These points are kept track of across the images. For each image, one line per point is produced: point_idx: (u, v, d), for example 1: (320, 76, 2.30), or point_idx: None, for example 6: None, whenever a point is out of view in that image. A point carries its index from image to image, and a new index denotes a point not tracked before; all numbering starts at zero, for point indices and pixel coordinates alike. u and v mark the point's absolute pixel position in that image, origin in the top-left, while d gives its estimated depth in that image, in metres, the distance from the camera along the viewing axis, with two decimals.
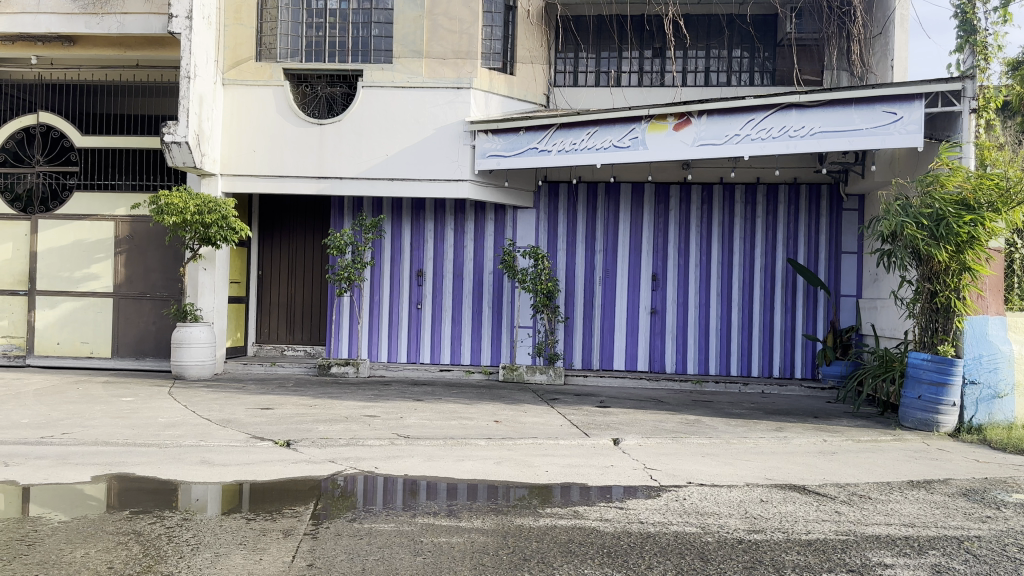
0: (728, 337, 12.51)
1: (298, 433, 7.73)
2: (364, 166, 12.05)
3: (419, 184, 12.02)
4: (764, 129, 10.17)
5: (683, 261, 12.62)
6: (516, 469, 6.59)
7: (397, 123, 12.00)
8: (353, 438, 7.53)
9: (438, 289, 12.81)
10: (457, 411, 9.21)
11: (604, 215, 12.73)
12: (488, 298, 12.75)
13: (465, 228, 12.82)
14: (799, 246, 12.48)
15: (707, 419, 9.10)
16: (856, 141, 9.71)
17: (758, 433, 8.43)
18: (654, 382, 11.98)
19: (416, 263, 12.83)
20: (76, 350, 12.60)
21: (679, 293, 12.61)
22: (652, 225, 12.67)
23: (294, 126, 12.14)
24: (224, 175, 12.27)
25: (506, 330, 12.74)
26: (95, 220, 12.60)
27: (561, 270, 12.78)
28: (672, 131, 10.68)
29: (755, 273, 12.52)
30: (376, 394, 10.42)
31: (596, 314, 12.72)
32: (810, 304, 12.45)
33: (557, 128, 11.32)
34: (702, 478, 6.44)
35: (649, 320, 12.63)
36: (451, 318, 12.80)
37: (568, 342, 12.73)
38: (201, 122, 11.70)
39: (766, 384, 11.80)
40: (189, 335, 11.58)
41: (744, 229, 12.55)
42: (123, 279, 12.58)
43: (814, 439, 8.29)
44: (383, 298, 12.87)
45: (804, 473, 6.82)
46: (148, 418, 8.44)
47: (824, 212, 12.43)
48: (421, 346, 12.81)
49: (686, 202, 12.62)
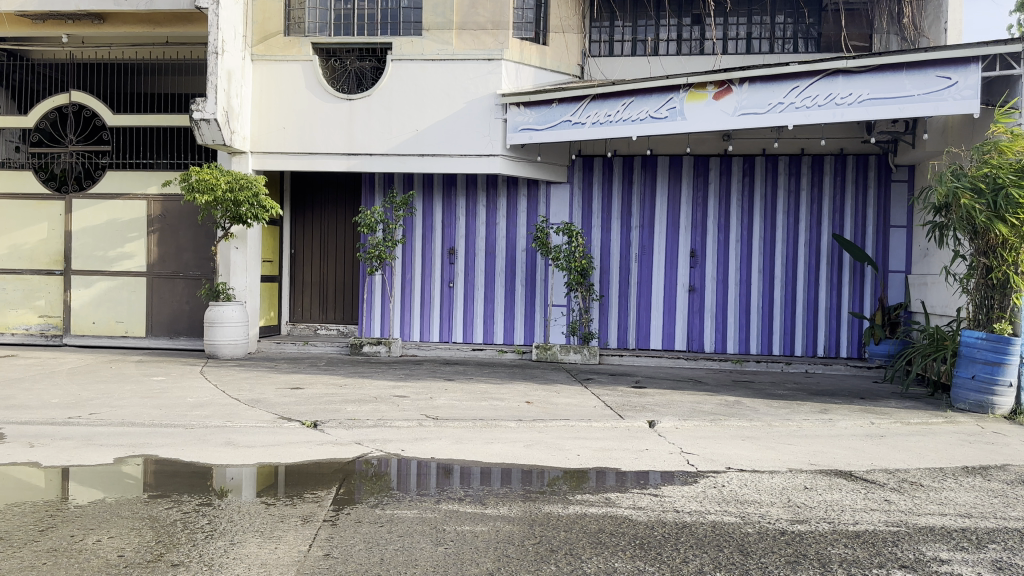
0: (770, 315, 12.09)
1: (326, 414, 7.59)
2: (394, 141, 11.83)
3: (449, 160, 11.75)
4: (809, 97, 9.69)
5: (722, 237, 12.20)
6: (547, 452, 6.35)
7: (427, 97, 11.74)
8: (381, 419, 7.36)
9: (470, 267, 12.59)
10: (488, 392, 8.99)
11: (640, 190, 12.35)
12: (521, 276, 12.49)
13: (498, 204, 12.54)
14: (845, 219, 11.97)
15: (747, 400, 8.76)
16: (907, 107, 9.19)
17: (802, 415, 8.07)
18: (692, 362, 11.64)
19: (447, 241, 12.61)
20: (111, 329, 12.67)
21: (719, 270, 12.21)
22: (690, 200, 12.26)
23: (323, 101, 11.95)
24: (253, 153, 12.15)
25: (540, 309, 12.48)
26: (127, 199, 12.59)
27: (596, 247, 12.45)
28: (711, 100, 10.25)
29: (799, 248, 12.05)
30: (406, 373, 10.25)
31: (632, 292, 12.38)
32: (856, 280, 11.97)
33: (591, 99, 10.96)
34: (741, 463, 6.13)
35: (687, 298, 12.27)
36: (484, 296, 12.58)
37: (604, 321, 12.43)
38: (230, 98, 11.56)
39: (809, 363, 11.38)
40: (222, 314, 11.52)
41: (787, 203, 12.08)
42: (156, 258, 12.58)
43: (860, 421, 7.91)
44: (415, 277, 12.69)
45: (850, 458, 6.46)
46: (177, 398, 8.38)
47: (872, 183, 11.90)
48: (453, 324, 12.62)
49: (726, 174, 12.17)
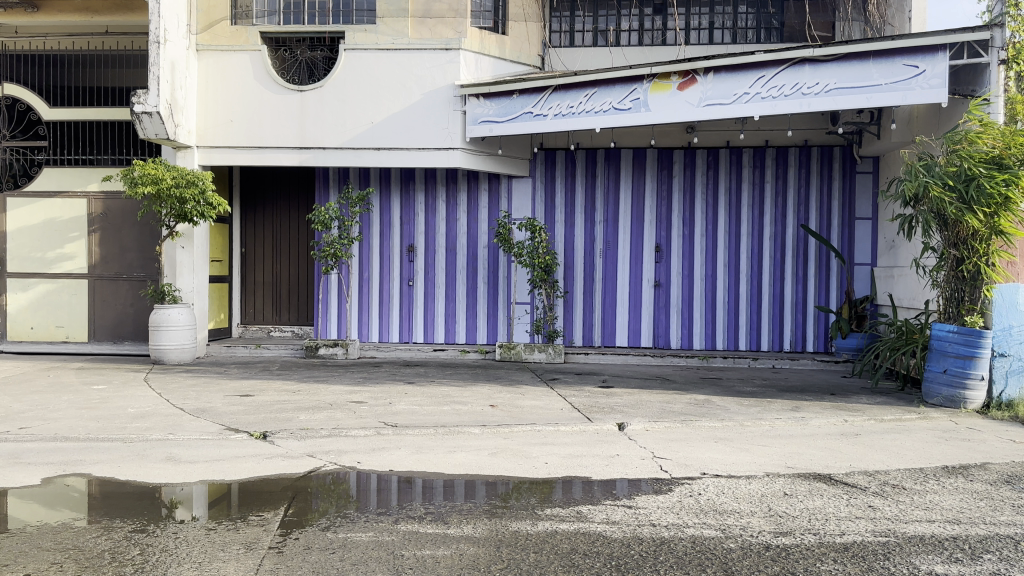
0: (736, 310, 11.89)
1: (277, 423, 7.13)
2: (348, 135, 11.35)
3: (406, 154, 11.31)
4: (776, 87, 9.47)
5: (688, 231, 11.96)
6: (512, 461, 5.99)
7: (382, 88, 11.28)
8: (336, 428, 6.92)
9: (430, 265, 12.17)
10: (450, 395, 8.60)
11: (604, 184, 12.05)
12: (483, 273, 12.11)
13: (457, 198, 12.14)
14: (810, 212, 11.81)
15: (717, 399, 8.50)
16: (874, 97, 9.00)
17: (774, 414, 7.83)
18: (659, 359, 11.39)
19: (406, 238, 12.18)
20: (51, 335, 11.98)
21: (685, 264, 11.96)
22: (655, 193, 11.99)
23: (272, 93, 11.42)
24: (200, 147, 11.57)
25: (503, 307, 12.11)
26: (66, 197, 11.91)
27: (560, 242, 12.12)
28: (676, 91, 9.96)
29: (765, 242, 11.86)
30: (364, 377, 9.80)
31: (597, 289, 12.09)
32: (822, 274, 11.82)
33: (553, 90, 10.61)
34: (717, 467, 5.84)
35: (652, 294, 12.01)
36: (445, 295, 12.17)
37: (568, 319, 12.11)
38: (174, 90, 10.98)
39: (776, 358, 11.19)
40: (168, 317, 10.95)
41: (752, 196, 11.87)
42: (98, 259, 11.92)
43: (834, 420, 7.69)
44: (373, 276, 12.23)
45: (828, 460, 6.22)
46: (117, 409, 7.84)
47: (836, 174, 11.76)
48: (413, 324, 12.19)
49: (691, 168, 11.93)
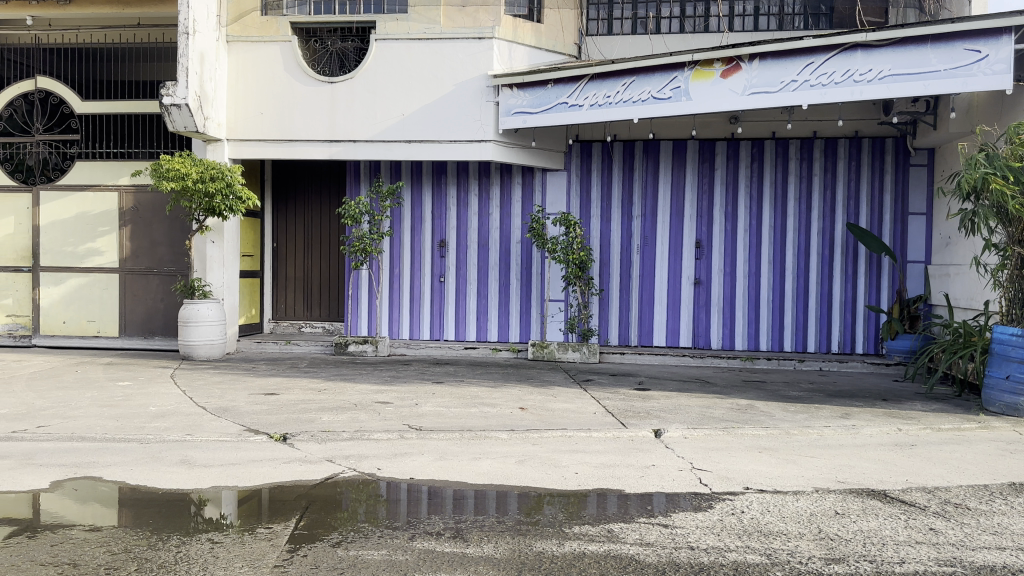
0: (781, 310, 11.37)
1: (299, 425, 6.88)
2: (378, 127, 11.09)
3: (438, 146, 11.00)
4: (825, 74, 8.94)
5: (730, 226, 11.47)
6: (541, 470, 5.64)
7: (413, 79, 10.99)
8: (359, 431, 6.64)
9: (462, 261, 11.86)
10: (479, 396, 8.29)
11: (642, 177, 11.61)
12: (516, 269, 11.77)
13: (490, 192, 11.81)
14: (860, 207, 11.24)
15: (761, 405, 8.05)
16: (932, 84, 8.43)
17: (822, 421, 7.37)
18: (698, 360, 10.93)
19: (437, 233, 11.89)
20: (83, 329, 11.94)
21: (726, 261, 11.48)
22: (696, 186, 11.52)
23: (303, 85, 11.21)
24: (230, 141, 11.41)
25: (536, 304, 11.76)
26: (98, 190, 11.85)
27: (595, 238, 11.72)
28: (719, 79, 9.47)
29: (811, 238, 11.33)
30: (392, 375, 9.53)
31: (634, 286, 11.66)
32: (872, 272, 11.24)
33: (589, 79, 10.21)
34: (761, 482, 5.43)
35: (692, 292, 11.54)
36: (477, 291, 11.86)
37: (604, 317, 11.71)
38: (203, 83, 10.82)
39: (824, 360, 10.67)
40: (197, 312, 10.81)
41: (799, 189, 11.34)
42: (129, 253, 11.85)
43: (886, 428, 7.19)
44: (404, 272, 11.96)
45: (882, 474, 5.76)
46: (139, 407, 7.66)
47: (888, 167, 11.17)
48: (445, 322, 11.90)
49: (733, 160, 11.44)
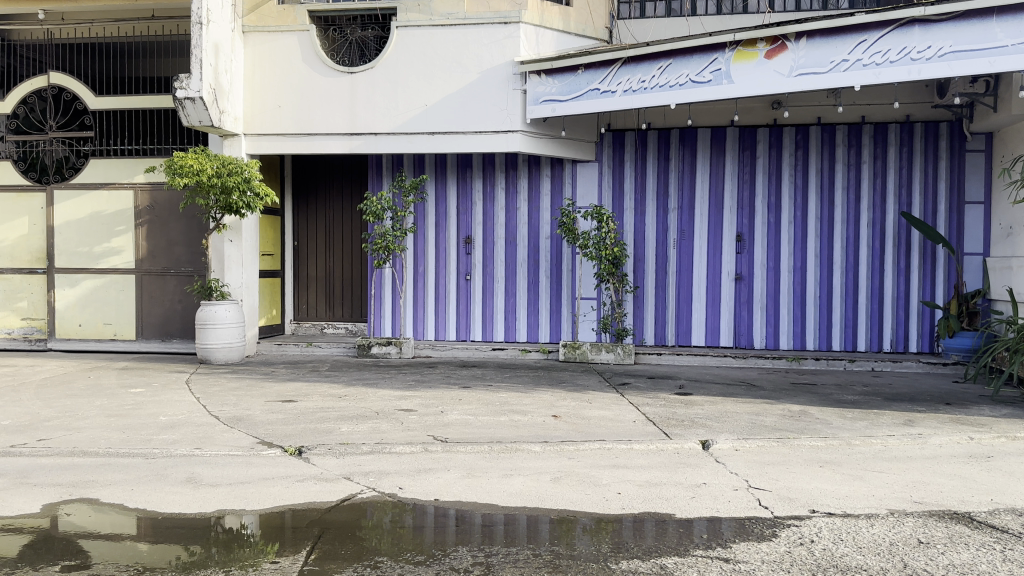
0: (829, 306, 10.71)
1: (316, 437, 6.40)
2: (400, 119, 10.58)
3: (463, 138, 10.46)
4: (879, 52, 8.23)
5: (773, 218, 10.82)
6: (579, 490, 5.08)
7: (436, 67, 10.46)
8: (380, 443, 6.14)
9: (489, 258, 11.33)
10: (508, 403, 7.76)
11: (679, 167, 10.99)
12: (546, 266, 11.21)
13: (518, 186, 11.26)
14: (913, 195, 10.51)
15: (814, 411, 7.43)
16: (999, 61, 7.68)
17: (885, 430, 6.73)
18: (741, 361, 10.33)
19: (463, 229, 11.36)
20: (99, 332, 11.60)
21: (769, 255, 10.83)
22: (736, 176, 10.88)
23: (322, 76, 10.74)
24: (247, 135, 10.97)
25: (567, 303, 11.20)
26: (112, 189, 11.48)
27: (629, 232, 11.12)
28: (763, 60, 8.83)
29: (860, 230, 10.64)
30: (416, 379, 9.03)
31: (670, 283, 11.05)
32: (926, 265, 10.52)
33: (622, 64, 9.61)
34: (828, 504, 4.84)
35: (732, 288, 10.92)
36: (505, 290, 11.32)
37: (639, 316, 11.12)
38: (218, 74, 10.38)
39: (876, 361, 10.01)
40: (214, 314, 10.39)
41: (846, 178, 10.65)
42: (145, 253, 11.48)
43: (958, 437, 6.52)
44: (428, 270, 11.46)
45: (962, 492, 5.12)
46: (148, 418, 7.23)
47: (943, 153, 10.42)
48: (472, 321, 11.38)
49: (776, 148, 10.80)
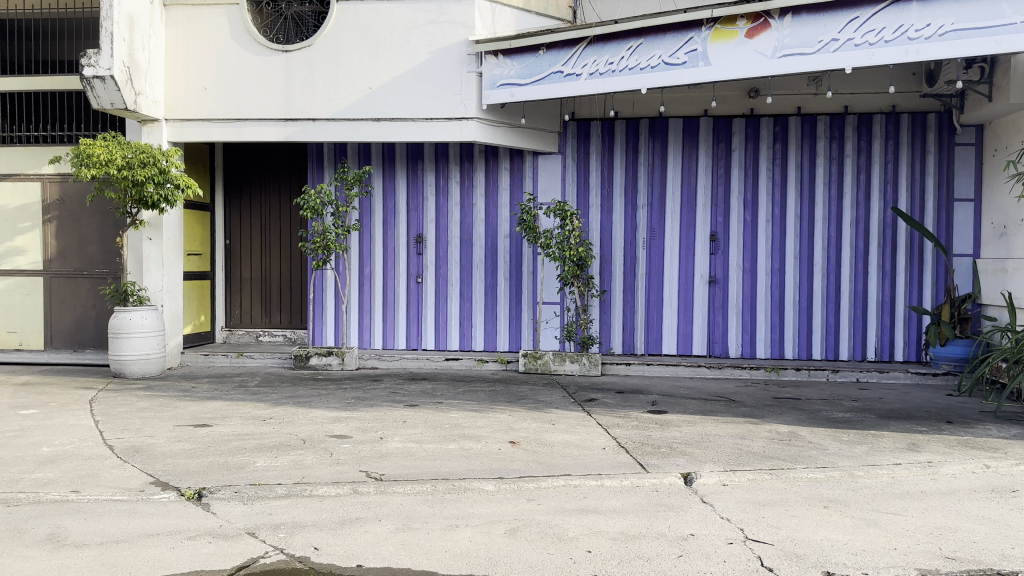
0: (809, 311, 9.90)
1: (224, 475, 5.32)
2: (340, 104, 9.49)
3: (411, 126, 9.42)
4: (873, 30, 7.38)
5: (750, 215, 9.97)
6: (538, 547, 4.10)
7: (381, 46, 9.41)
8: (300, 484, 5.09)
9: (441, 258, 10.30)
10: (458, 425, 6.75)
11: (648, 160, 10.09)
12: (505, 268, 10.23)
13: (474, 179, 10.25)
14: (899, 191, 9.74)
15: (805, 433, 6.55)
16: (1006, 40, 6.88)
17: (890, 457, 5.86)
18: (717, 372, 9.47)
19: (413, 227, 10.32)
20: (2, 342, 10.33)
21: (745, 256, 9.98)
22: (710, 170, 10.01)
23: (252, 55, 9.63)
24: (168, 121, 9.82)
25: (527, 309, 10.22)
26: (16, 180, 10.21)
27: (595, 231, 10.19)
28: (743, 39, 7.94)
29: (843, 229, 9.84)
30: (355, 396, 7.97)
31: (640, 286, 10.14)
32: (913, 267, 9.76)
33: (588, 43, 8.65)
34: (845, 564, 3.92)
35: (706, 292, 10.05)
36: (459, 294, 10.31)
37: (606, 323, 10.20)
38: (133, 51, 9.21)
39: (861, 372, 9.20)
40: (128, 322, 9.19)
41: (828, 172, 9.84)
42: (55, 252, 10.22)
43: (972, 466, 5.68)
44: (375, 272, 10.37)
45: (1000, 543, 4.24)
46: (28, 449, 6.08)
47: (932, 146, 9.67)
48: (423, 329, 10.34)
49: (753, 140, 9.95)
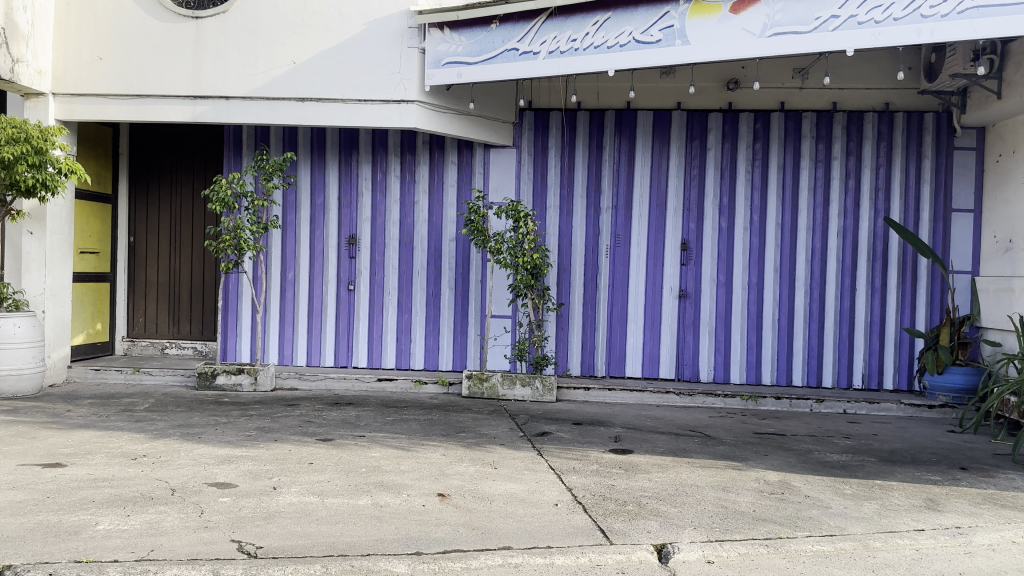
0: (790, 331, 8.82)
1: (44, 546, 3.96)
2: (260, 81, 8.18)
3: (342, 108, 8.13)
4: (880, 6, 6.29)
5: (726, 222, 8.85)
6: None
7: (308, 16, 8.10)
8: (143, 563, 3.74)
9: (377, 262, 9.00)
10: (376, 467, 5.46)
11: (614, 157, 8.93)
12: (449, 275, 8.96)
13: (416, 174, 8.97)
14: (892, 200, 8.71)
15: (799, 483, 5.40)
16: None
17: (909, 521, 4.71)
18: (688, 399, 8.31)
19: (345, 226, 9.00)
20: None
21: (720, 267, 8.86)
22: (682, 170, 8.88)
23: (159, 22, 8.27)
24: (57, 95, 8.38)
25: (475, 323, 8.96)
26: None
27: (553, 235, 8.96)
28: (727, 15, 6.81)
29: (828, 240, 8.78)
30: (259, 427, 6.63)
31: (602, 299, 8.95)
32: (906, 285, 8.73)
33: (547, 17, 7.45)
34: None
35: (676, 307, 8.90)
36: (397, 304, 9.00)
37: (563, 340, 9.00)
38: (12, 11, 7.74)
39: (849, 403, 8.13)
40: None
41: (814, 175, 8.77)
42: None
43: (1011, 534, 4.56)
44: (300, 277, 9.01)
45: None
46: None
47: (929, 149, 8.67)
48: (354, 344, 9.01)
49: (731, 138, 8.84)
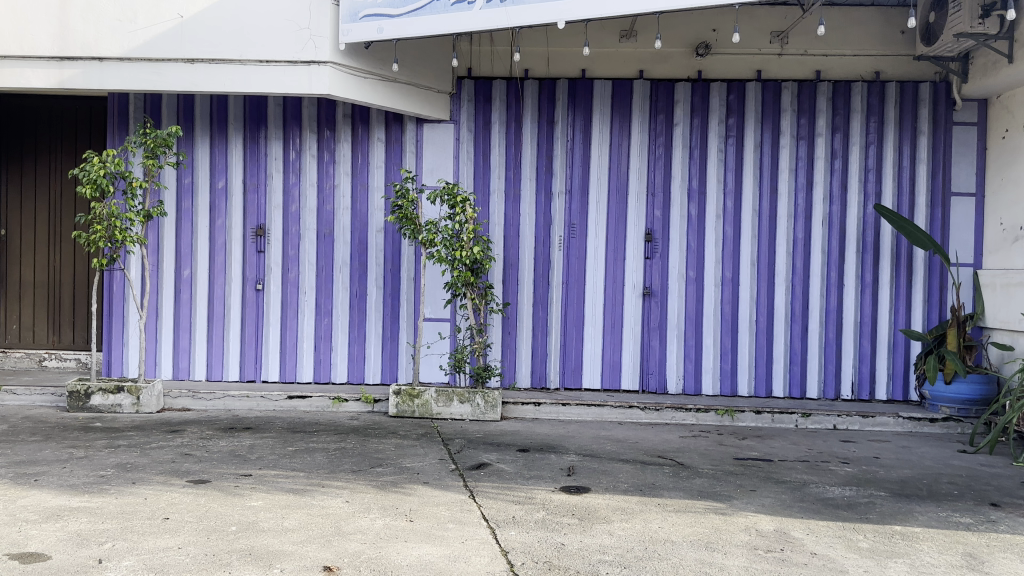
0: (769, 334, 7.67)
1: None
2: (140, 38, 6.77)
3: (240, 71, 6.77)
4: None
5: (696, 208, 7.67)
6: None
7: None
8: None
9: (289, 258, 7.64)
10: (251, 526, 4.13)
11: (567, 134, 7.69)
12: (376, 272, 7.64)
13: (335, 153, 7.64)
14: (884, 182, 7.62)
15: (801, 534, 4.20)
16: None
17: None
18: (654, 416, 7.11)
19: (251, 215, 7.64)
20: None
21: (689, 260, 7.69)
22: (645, 148, 7.67)
23: None
24: None
25: (406, 328, 7.65)
26: None
27: (496, 224, 7.70)
28: None
29: (812, 229, 7.64)
30: (121, 465, 5.26)
31: (555, 299, 7.71)
32: (900, 281, 7.65)
33: None
34: None
35: (639, 306, 7.70)
36: (315, 306, 7.65)
37: (509, 346, 7.74)
38: None
39: (839, 417, 7.00)
40: None
41: (796, 155, 7.63)
42: None
43: None
44: (197, 275, 7.63)
45: None
46: None
47: (925, 125, 7.59)
48: (263, 354, 7.65)
49: (701, 112, 7.65)
